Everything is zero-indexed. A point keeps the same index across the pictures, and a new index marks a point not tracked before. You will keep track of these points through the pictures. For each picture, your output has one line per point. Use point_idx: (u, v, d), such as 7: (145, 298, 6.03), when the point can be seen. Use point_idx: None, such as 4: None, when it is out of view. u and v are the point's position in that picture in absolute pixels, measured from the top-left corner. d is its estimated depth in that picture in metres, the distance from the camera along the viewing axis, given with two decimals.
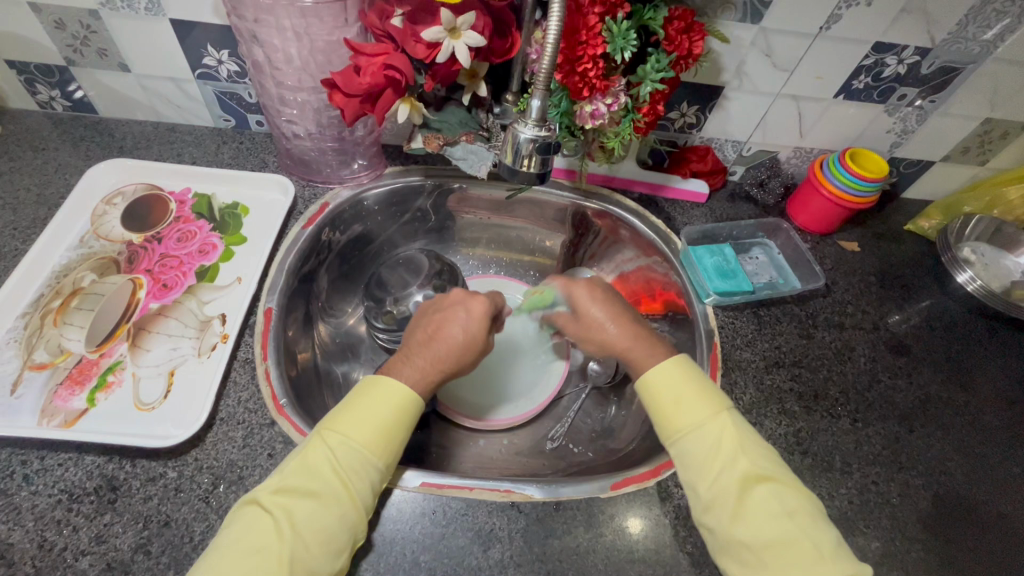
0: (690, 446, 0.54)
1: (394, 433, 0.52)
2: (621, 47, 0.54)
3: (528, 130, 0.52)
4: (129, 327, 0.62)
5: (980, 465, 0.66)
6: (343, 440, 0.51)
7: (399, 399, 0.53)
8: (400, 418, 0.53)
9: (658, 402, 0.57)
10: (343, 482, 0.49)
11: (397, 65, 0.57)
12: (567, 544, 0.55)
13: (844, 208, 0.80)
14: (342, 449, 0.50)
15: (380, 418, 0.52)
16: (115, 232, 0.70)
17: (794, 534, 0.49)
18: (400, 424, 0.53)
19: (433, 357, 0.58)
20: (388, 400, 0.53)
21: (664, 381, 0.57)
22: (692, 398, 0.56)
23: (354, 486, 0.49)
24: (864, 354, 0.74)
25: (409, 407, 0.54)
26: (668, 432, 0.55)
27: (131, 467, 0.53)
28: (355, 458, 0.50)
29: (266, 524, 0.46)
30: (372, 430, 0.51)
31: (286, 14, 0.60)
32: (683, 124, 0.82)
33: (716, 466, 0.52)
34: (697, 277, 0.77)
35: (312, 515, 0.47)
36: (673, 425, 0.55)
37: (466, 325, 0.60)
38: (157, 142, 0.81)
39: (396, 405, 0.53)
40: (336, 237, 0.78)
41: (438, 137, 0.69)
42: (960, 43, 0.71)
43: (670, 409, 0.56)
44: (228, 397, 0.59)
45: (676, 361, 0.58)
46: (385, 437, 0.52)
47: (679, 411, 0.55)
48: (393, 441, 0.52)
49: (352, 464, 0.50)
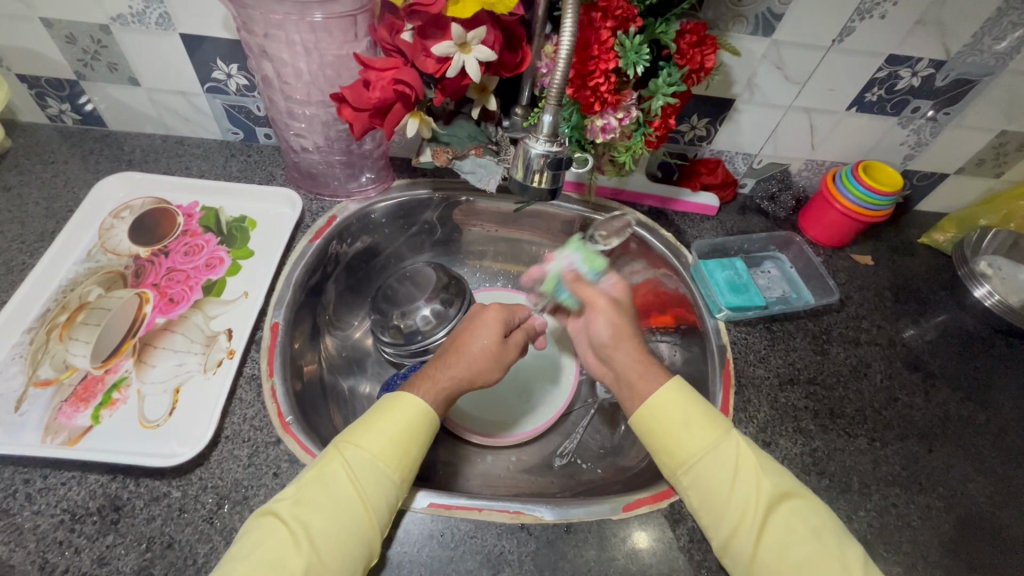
0: (709, 469, 0.53)
1: (412, 445, 0.52)
2: (633, 61, 0.54)
3: (539, 145, 0.51)
4: (135, 342, 0.61)
5: (1003, 486, 0.64)
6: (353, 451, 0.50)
7: (419, 412, 0.53)
8: (419, 431, 0.53)
9: (678, 423, 0.56)
10: (359, 496, 0.48)
11: (407, 80, 0.56)
12: (578, 568, 0.53)
13: (857, 222, 0.79)
14: (357, 461, 0.49)
15: (398, 431, 0.52)
16: (122, 246, 0.70)
17: (821, 553, 0.49)
18: (417, 437, 0.53)
19: (463, 370, 0.58)
20: (407, 413, 0.53)
21: (672, 404, 0.57)
22: (698, 421, 0.56)
23: (370, 499, 0.48)
24: (880, 371, 0.73)
25: (427, 421, 0.54)
26: (687, 457, 0.55)
27: (134, 487, 0.52)
28: (362, 468, 0.49)
29: (282, 537, 0.45)
30: (390, 443, 0.51)
31: (296, 28, 0.59)
32: (693, 137, 0.81)
33: (737, 486, 0.52)
34: (709, 292, 0.75)
35: (328, 527, 0.46)
36: (696, 446, 0.55)
37: (491, 339, 0.60)
38: (166, 156, 0.81)
39: (415, 417, 0.53)
40: (343, 250, 0.77)
41: (447, 151, 0.68)
42: (976, 56, 0.70)
43: (690, 430, 0.55)
44: (233, 414, 0.58)
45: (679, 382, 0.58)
46: (402, 449, 0.51)
47: (698, 432, 0.55)
48: (411, 452, 0.52)
49: (369, 477, 0.49)
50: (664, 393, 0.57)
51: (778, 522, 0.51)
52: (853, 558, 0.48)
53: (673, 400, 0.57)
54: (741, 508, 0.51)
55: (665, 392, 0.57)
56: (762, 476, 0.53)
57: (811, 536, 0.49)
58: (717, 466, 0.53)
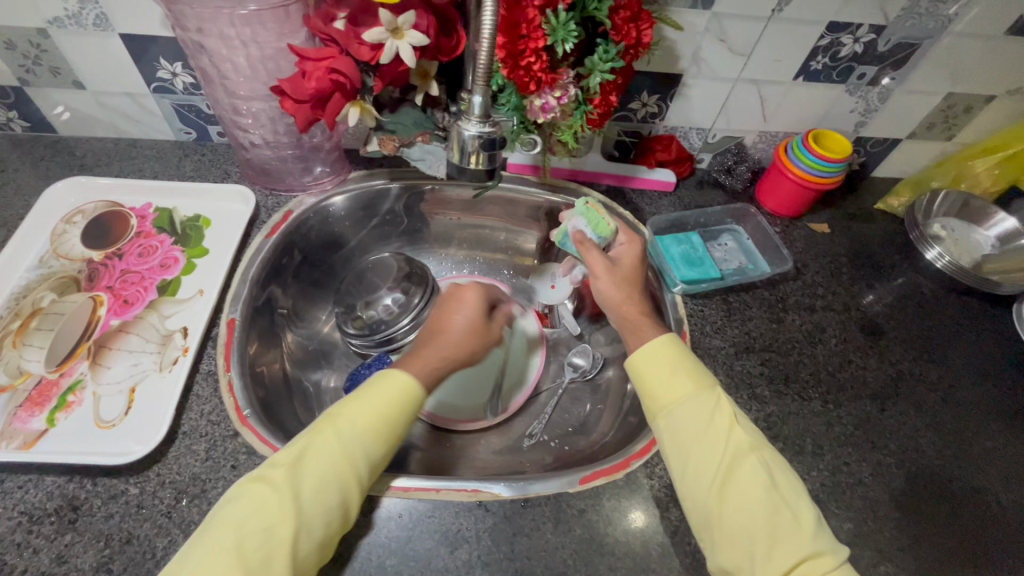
0: (686, 415, 0.58)
1: (394, 415, 0.53)
2: (562, 38, 0.53)
3: (472, 126, 0.51)
4: (90, 345, 0.62)
5: (952, 440, 0.66)
6: (348, 423, 0.51)
7: (403, 390, 0.54)
8: (418, 404, 0.55)
9: (653, 375, 0.61)
10: (350, 463, 0.49)
11: (342, 69, 0.56)
12: (534, 542, 0.55)
13: (810, 190, 0.80)
14: (348, 432, 0.50)
15: (388, 404, 0.53)
16: (75, 250, 0.69)
17: (777, 501, 0.53)
18: (406, 410, 0.54)
19: (447, 342, 0.61)
20: (395, 389, 0.54)
21: (660, 357, 0.61)
22: (682, 372, 0.60)
23: (358, 468, 0.50)
24: (835, 336, 0.74)
25: (418, 397, 0.55)
26: (662, 404, 0.59)
27: (92, 486, 0.53)
28: (356, 438, 0.51)
29: (268, 506, 0.46)
30: (377, 414, 0.52)
31: (229, 22, 0.59)
32: (645, 114, 0.82)
33: (714, 433, 0.56)
34: (665, 268, 0.76)
35: (316, 495, 0.47)
36: (656, 402, 0.60)
37: (472, 316, 0.64)
38: (118, 159, 0.81)
39: (401, 394, 0.54)
40: (302, 245, 0.78)
41: (393, 138, 0.68)
42: (915, 19, 0.71)
43: (659, 384, 0.60)
44: (190, 410, 0.58)
45: (669, 338, 0.63)
46: (395, 419, 0.53)
47: (667, 389, 0.60)
48: (394, 423, 0.53)
49: (357, 448, 0.50)
50: (648, 345, 0.62)
51: (746, 471, 0.54)
52: (806, 511, 0.53)
53: (661, 353, 0.61)
54: (703, 461, 0.55)
55: (655, 345, 0.62)
56: (732, 427, 0.57)
57: (773, 488, 0.53)
58: (677, 421, 0.58)
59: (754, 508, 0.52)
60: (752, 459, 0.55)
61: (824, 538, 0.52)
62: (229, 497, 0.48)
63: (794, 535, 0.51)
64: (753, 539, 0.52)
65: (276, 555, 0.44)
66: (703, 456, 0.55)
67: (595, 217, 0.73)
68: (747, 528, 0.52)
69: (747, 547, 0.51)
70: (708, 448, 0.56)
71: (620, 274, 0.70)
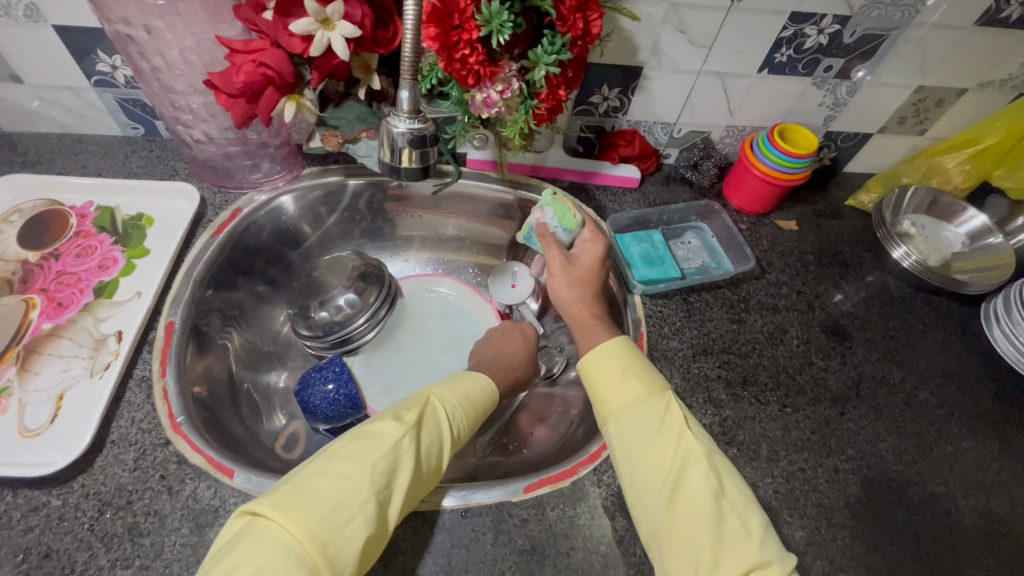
0: (634, 419, 0.56)
1: (473, 410, 0.60)
2: (496, 29, 0.50)
3: (401, 123, 0.49)
4: (19, 350, 0.60)
5: (912, 444, 0.65)
6: (441, 411, 0.56)
7: (489, 393, 0.63)
8: (491, 398, 0.63)
9: (603, 380, 0.60)
10: (431, 449, 0.53)
11: (272, 63, 0.54)
12: (473, 553, 0.53)
13: (776, 186, 0.78)
14: (438, 421, 0.55)
15: (470, 399, 0.60)
16: (10, 251, 0.67)
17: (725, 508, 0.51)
18: (490, 400, 0.63)
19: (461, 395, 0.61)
20: (470, 390, 0.61)
21: (610, 360, 0.60)
22: (632, 376, 0.59)
23: (433, 453, 0.53)
24: (797, 337, 0.72)
25: (495, 392, 0.64)
26: (611, 409, 0.58)
27: (12, 498, 0.51)
28: (441, 426, 0.55)
29: (376, 475, 0.47)
30: (462, 406, 0.59)
31: (156, 12, 0.56)
32: (607, 108, 0.79)
33: (663, 436, 0.55)
34: (625, 267, 0.74)
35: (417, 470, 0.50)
36: (608, 407, 0.58)
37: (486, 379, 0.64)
38: (62, 155, 0.78)
39: (480, 394, 0.62)
40: (251, 244, 0.75)
41: (336, 135, 0.67)
42: (880, 9, 0.69)
43: (609, 388, 0.59)
44: (121, 418, 0.56)
45: (619, 340, 0.62)
46: (468, 413, 0.59)
47: (617, 393, 0.58)
48: (470, 418, 0.59)
49: (440, 434, 0.55)
50: (598, 348, 0.62)
51: (694, 476, 0.52)
52: (755, 519, 0.51)
53: (611, 357, 0.60)
54: (651, 466, 0.53)
55: (605, 348, 0.61)
56: (682, 431, 0.55)
57: (721, 494, 0.52)
58: (628, 425, 0.56)
59: (700, 515, 0.50)
60: (700, 463, 0.53)
61: (772, 547, 0.50)
62: (318, 468, 0.48)
63: (740, 544, 0.49)
64: (699, 547, 0.50)
65: (370, 511, 0.46)
66: (651, 461, 0.54)
67: (563, 207, 0.70)
68: (694, 536, 0.50)
69: (692, 557, 0.49)
70: (656, 452, 0.54)
71: (575, 274, 0.69)
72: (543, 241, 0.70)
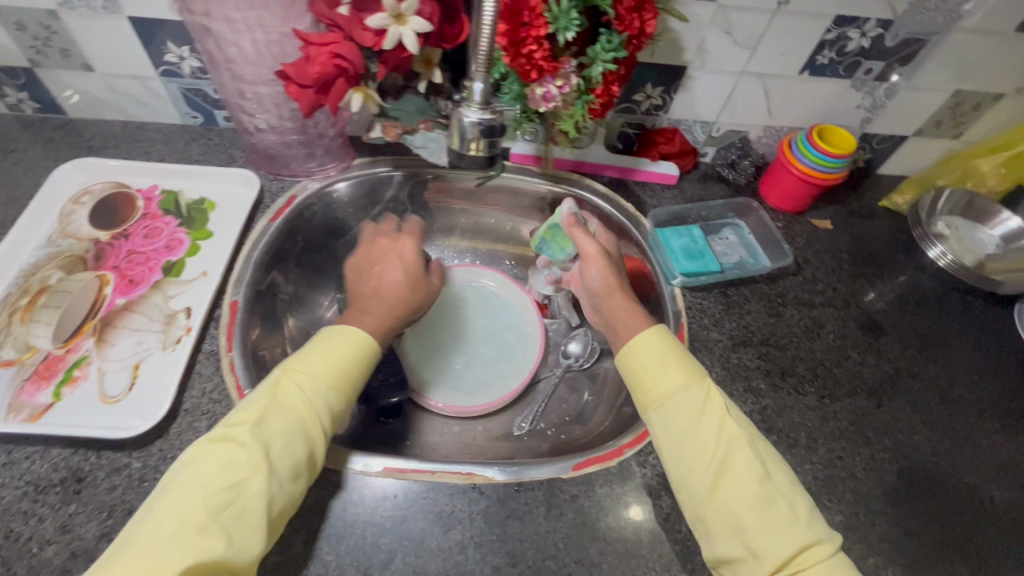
0: (676, 407, 0.57)
1: (349, 375, 0.56)
2: (564, 26, 0.53)
3: (472, 113, 0.51)
4: (95, 323, 0.63)
5: (947, 437, 0.66)
6: (299, 388, 0.53)
7: (357, 352, 0.57)
8: (362, 358, 0.58)
9: (643, 368, 0.60)
10: (278, 442, 0.49)
11: (347, 55, 0.57)
12: (527, 525, 0.55)
13: (812, 185, 0.80)
14: (289, 402, 0.52)
15: (329, 364, 0.55)
16: (83, 230, 0.71)
17: (771, 492, 0.52)
18: (362, 364, 0.58)
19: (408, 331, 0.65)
20: (336, 356, 0.56)
21: (650, 349, 0.60)
22: (672, 364, 0.59)
23: (272, 443, 0.49)
24: (833, 332, 0.74)
25: (367, 354, 0.58)
26: (652, 397, 0.58)
27: (96, 459, 0.54)
28: (292, 409, 0.51)
29: (206, 476, 0.46)
30: (319, 376, 0.54)
31: (236, 6, 0.59)
32: (649, 106, 0.82)
33: (706, 424, 0.56)
34: (665, 260, 0.77)
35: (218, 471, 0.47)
36: (648, 396, 0.59)
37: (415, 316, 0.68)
38: (126, 142, 0.82)
39: (345, 357, 0.56)
40: (305, 230, 0.78)
41: (396, 126, 0.71)
42: (923, 14, 0.70)
43: (649, 377, 0.59)
44: (193, 388, 0.60)
45: (657, 329, 0.62)
46: (337, 380, 0.55)
47: (658, 381, 0.59)
48: (345, 382, 0.56)
49: (292, 412, 0.51)
50: (638, 338, 0.62)
51: (738, 462, 0.53)
52: (799, 502, 0.53)
53: (652, 346, 0.61)
54: (696, 453, 0.54)
55: (644, 338, 0.61)
56: (724, 418, 0.56)
57: (766, 479, 0.53)
58: (669, 414, 0.57)
59: (746, 499, 0.52)
60: (744, 450, 0.54)
61: (818, 528, 0.52)
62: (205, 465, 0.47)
63: (788, 526, 0.51)
64: (746, 529, 0.51)
65: (203, 521, 0.44)
66: (696, 448, 0.55)
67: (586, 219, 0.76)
68: (741, 520, 0.51)
69: (742, 537, 0.51)
70: (700, 439, 0.55)
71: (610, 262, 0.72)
72: (573, 232, 0.72)
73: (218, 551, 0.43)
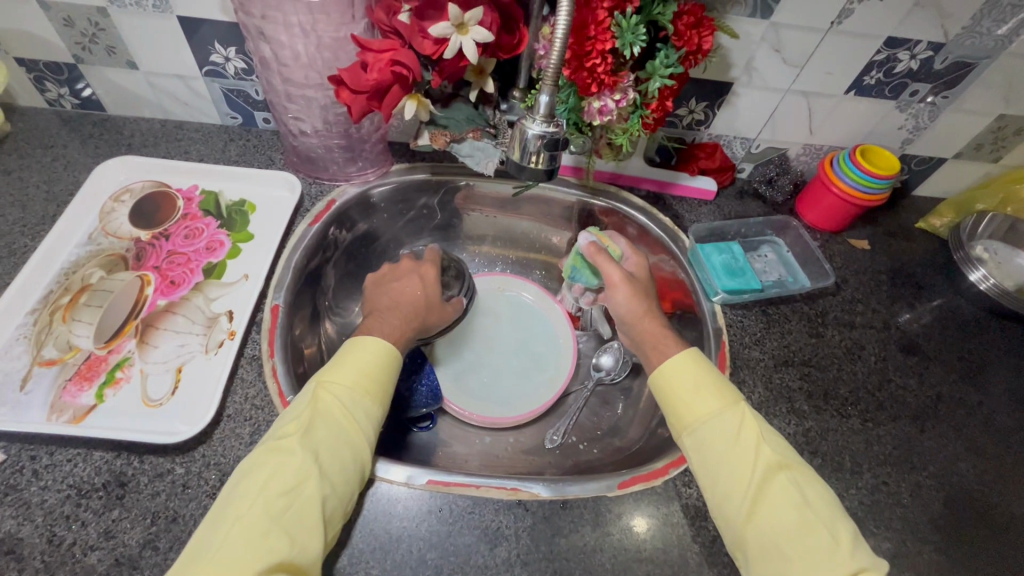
0: (709, 432, 0.56)
1: (382, 379, 0.56)
2: (629, 42, 0.54)
3: (536, 125, 0.51)
4: (137, 324, 0.62)
5: (992, 465, 0.65)
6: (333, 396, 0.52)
7: (386, 355, 0.57)
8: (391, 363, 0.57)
9: (676, 393, 0.59)
10: (323, 449, 0.49)
11: (405, 62, 0.56)
12: (574, 543, 0.55)
13: (853, 206, 0.79)
14: (326, 411, 0.51)
15: (363, 369, 0.55)
16: (123, 229, 0.70)
17: (811, 519, 0.50)
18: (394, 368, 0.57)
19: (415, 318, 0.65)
20: (365, 361, 0.55)
21: (681, 372, 0.60)
22: (706, 388, 0.58)
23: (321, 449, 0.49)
24: (874, 354, 0.73)
25: (395, 360, 0.58)
26: (685, 422, 0.58)
27: (138, 463, 0.53)
28: (331, 417, 0.51)
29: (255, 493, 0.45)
30: (353, 380, 0.54)
31: (294, 10, 0.59)
32: (691, 121, 0.81)
33: (741, 449, 0.54)
34: (705, 276, 0.76)
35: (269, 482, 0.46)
36: (681, 421, 0.58)
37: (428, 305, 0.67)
38: (165, 140, 0.81)
39: (376, 360, 0.56)
40: (342, 235, 0.78)
41: (445, 134, 0.69)
42: (974, 38, 0.70)
43: (682, 401, 0.58)
44: (235, 394, 0.59)
45: (691, 352, 0.61)
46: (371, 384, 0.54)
47: (690, 406, 0.58)
48: (380, 385, 0.55)
49: (333, 419, 0.51)
50: (670, 362, 0.61)
51: (777, 488, 0.52)
52: (844, 532, 0.50)
53: (683, 369, 0.60)
54: (731, 479, 0.53)
55: (675, 362, 0.60)
56: (759, 444, 0.54)
57: (807, 506, 0.51)
58: (703, 439, 0.56)
59: (785, 528, 0.50)
60: (782, 476, 0.53)
61: (865, 558, 0.49)
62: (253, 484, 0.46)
63: (829, 556, 0.48)
64: (785, 559, 0.49)
65: (265, 536, 0.43)
66: (731, 474, 0.53)
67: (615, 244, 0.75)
68: (780, 549, 0.50)
69: (781, 568, 0.49)
70: (735, 465, 0.53)
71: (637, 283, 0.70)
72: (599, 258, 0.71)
73: (286, 553, 0.43)
